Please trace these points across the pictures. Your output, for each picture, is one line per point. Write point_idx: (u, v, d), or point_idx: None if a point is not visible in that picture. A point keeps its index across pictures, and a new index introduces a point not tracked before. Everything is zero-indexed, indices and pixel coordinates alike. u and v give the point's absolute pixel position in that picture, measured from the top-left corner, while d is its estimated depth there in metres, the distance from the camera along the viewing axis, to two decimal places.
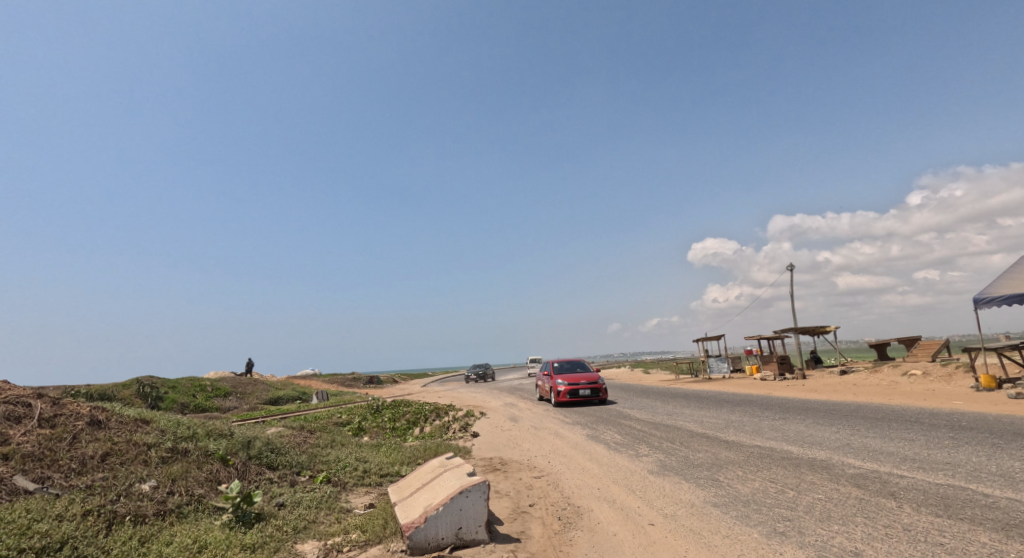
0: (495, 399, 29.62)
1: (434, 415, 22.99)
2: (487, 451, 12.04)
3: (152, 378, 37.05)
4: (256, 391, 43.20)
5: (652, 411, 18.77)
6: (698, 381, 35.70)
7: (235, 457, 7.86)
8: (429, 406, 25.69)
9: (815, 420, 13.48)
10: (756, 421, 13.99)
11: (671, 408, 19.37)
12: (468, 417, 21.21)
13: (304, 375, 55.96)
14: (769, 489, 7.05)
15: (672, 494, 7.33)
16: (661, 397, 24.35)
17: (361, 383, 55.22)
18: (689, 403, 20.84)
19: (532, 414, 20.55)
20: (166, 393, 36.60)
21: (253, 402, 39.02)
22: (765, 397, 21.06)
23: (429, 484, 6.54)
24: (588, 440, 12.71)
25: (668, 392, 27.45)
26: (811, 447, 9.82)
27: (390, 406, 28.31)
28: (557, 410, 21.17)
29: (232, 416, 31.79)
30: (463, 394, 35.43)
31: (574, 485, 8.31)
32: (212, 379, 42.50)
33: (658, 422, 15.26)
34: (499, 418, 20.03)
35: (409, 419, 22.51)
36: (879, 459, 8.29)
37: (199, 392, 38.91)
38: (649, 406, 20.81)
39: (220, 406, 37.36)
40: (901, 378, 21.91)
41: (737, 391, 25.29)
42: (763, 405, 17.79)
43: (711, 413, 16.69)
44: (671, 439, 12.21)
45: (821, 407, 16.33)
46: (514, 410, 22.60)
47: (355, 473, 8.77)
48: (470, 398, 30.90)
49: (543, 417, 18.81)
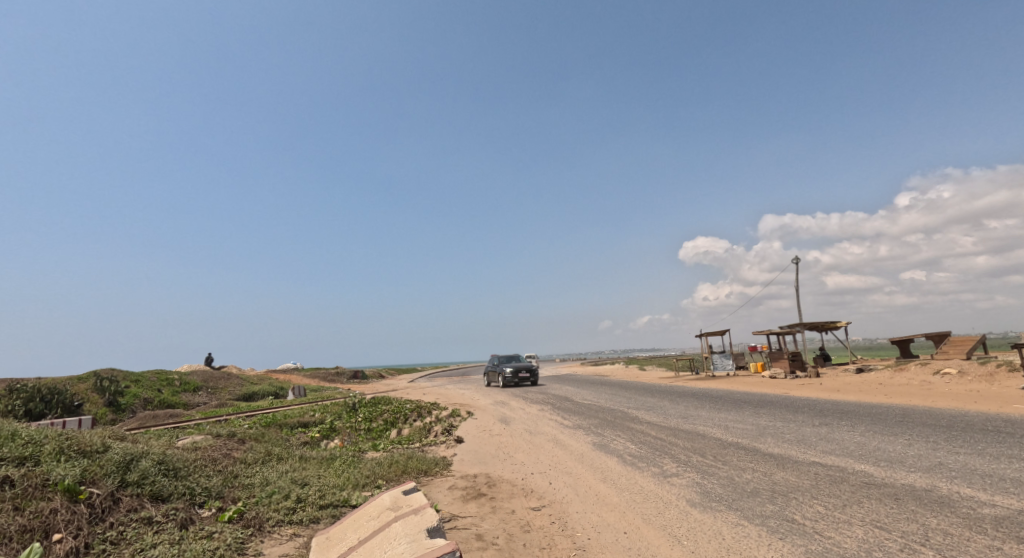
0: (484, 397, 27.29)
1: (416, 415, 20.57)
2: (471, 467, 9.57)
3: (112, 372, 34.32)
4: (229, 386, 40.49)
5: (663, 413, 16.48)
6: (702, 380, 33.42)
7: (94, 488, 5.35)
8: (412, 405, 23.22)
9: (867, 427, 11.19)
10: (794, 428, 11.71)
11: (683, 409, 17.13)
12: (453, 418, 18.78)
13: (284, 369, 53.26)
14: (889, 546, 4.67)
15: (740, 548, 4.96)
16: (667, 396, 22.09)
17: (344, 378, 52.53)
18: (703, 403, 18.48)
19: (526, 415, 18.10)
20: (127, 387, 33.83)
21: (224, 398, 36.31)
22: (785, 397, 18.86)
23: (368, 546, 4.09)
24: (597, 452, 10.32)
25: (673, 390, 25.15)
26: (893, 467, 7.50)
27: (368, 404, 25.69)
28: (552, 411, 18.86)
29: (195, 413, 29.17)
30: (450, 392, 33.01)
31: (589, 528, 5.90)
32: (181, 373, 39.80)
33: (676, 428, 12.87)
34: (487, 418, 17.64)
35: (388, 419, 20.07)
36: (1013, 492, 5.95)
37: (165, 387, 36.15)
38: (659, 406, 18.44)
39: (187, 402, 34.63)
40: (933, 378, 19.78)
41: (749, 391, 23.14)
42: (790, 408, 15.55)
43: (733, 417, 14.43)
44: (701, 450, 9.81)
45: (861, 410, 14.07)
46: (505, 410, 20.12)
47: (281, 506, 6.28)
48: (457, 396, 28.55)
49: (539, 419, 16.36)
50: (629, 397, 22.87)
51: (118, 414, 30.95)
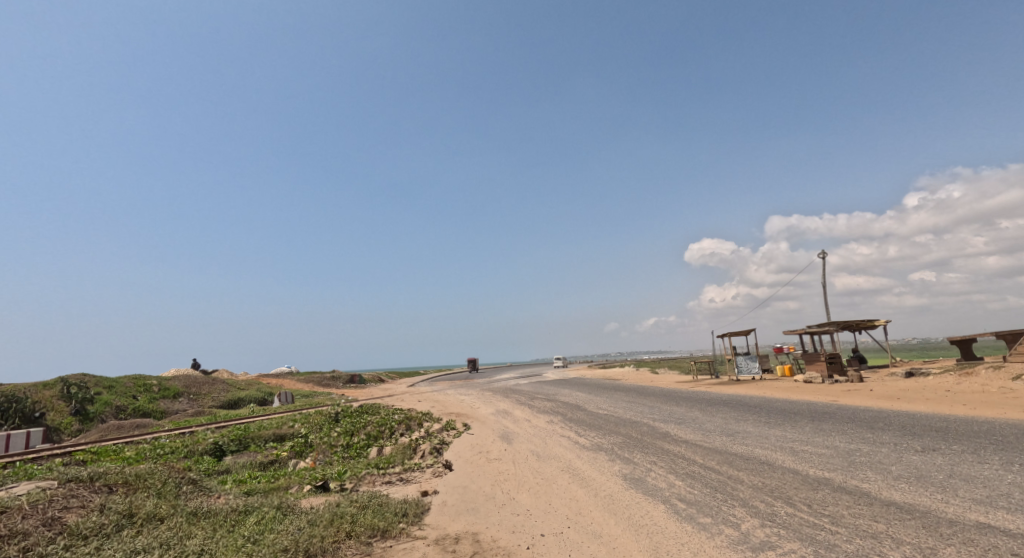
0: (486, 405, 24.41)
1: (403, 428, 17.69)
2: (453, 521, 6.60)
3: (83, 378, 31.88)
4: (213, 392, 37.87)
5: (699, 428, 13.53)
6: (726, 384, 30.27)
7: None
8: (401, 415, 20.33)
9: (998, 456, 8.12)
10: (892, 453, 8.71)
11: (721, 423, 14.18)
12: (445, 432, 15.92)
13: (277, 373, 50.60)
14: None
15: None
16: (694, 404, 19.11)
17: (340, 382, 49.80)
18: (743, 415, 15.44)
19: (532, 430, 15.19)
20: (98, 395, 31.30)
21: (205, 405, 33.70)
22: (839, 408, 15.87)
23: None
24: (631, 494, 7.35)
25: (699, 396, 22.19)
26: None
27: (353, 413, 22.83)
28: (563, 424, 15.95)
29: (166, 423, 26.47)
30: (448, 398, 30.18)
31: None
32: (161, 378, 37.22)
33: (728, 453, 9.84)
34: (486, 434, 14.77)
35: (370, 433, 17.20)
36: None
37: (141, 393, 33.59)
38: (691, 419, 15.42)
39: (163, 410, 32.03)
40: (1013, 384, 16.65)
41: (785, 398, 20.11)
42: (858, 422, 12.55)
43: (791, 435, 11.46)
44: (783, 494, 6.82)
45: (956, 427, 11.05)
46: (508, 423, 17.21)
47: None
48: (456, 404, 25.66)
49: (548, 437, 13.42)
50: (650, 406, 19.91)
51: (86, 423, 28.61)
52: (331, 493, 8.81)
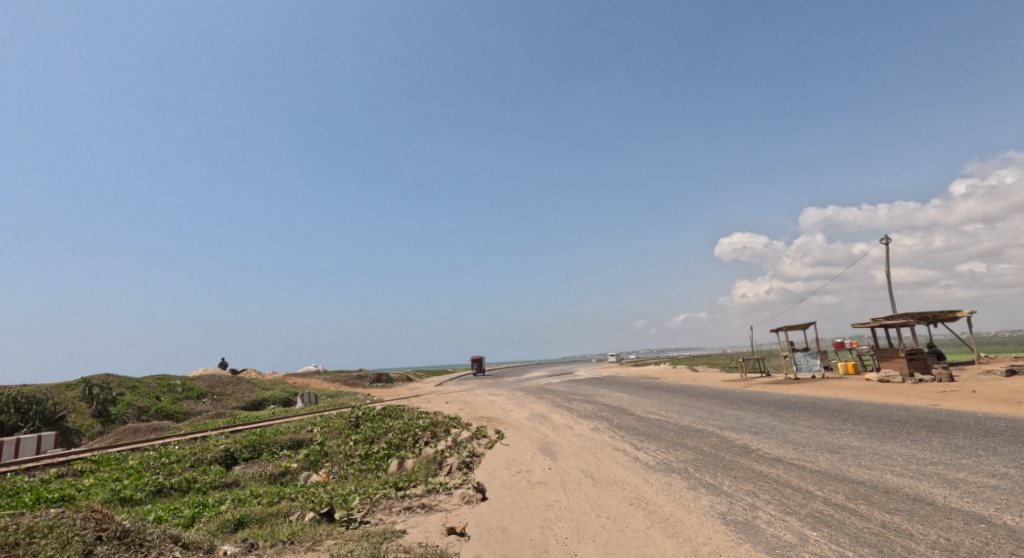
0: (520, 408, 22.27)
1: (428, 435, 15.67)
2: None
3: (106, 378, 31.17)
4: (238, 392, 36.89)
5: (785, 441, 10.99)
6: (784, 384, 27.29)
7: None
8: (427, 420, 18.33)
9: None
10: None
11: (810, 433, 11.61)
12: (476, 443, 13.79)
13: (304, 373, 49.52)
14: None
15: None
16: (763, 408, 16.46)
17: (367, 381, 48.47)
18: (834, 422, 12.77)
19: (578, 441, 12.89)
20: (120, 395, 30.50)
21: (228, 406, 32.62)
22: (950, 414, 13.06)
23: None
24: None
25: (762, 398, 19.49)
26: None
27: (376, 417, 20.98)
28: (612, 434, 13.67)
29: (184, 426, 25.29)
30: (478, 399, 28.11)
31: None
32: (186, 378, 36.42)
33: (853, 482, 7.35)
34: (523, 445, 12.58)
35: (391, 441, 15.25)
36: None
37: (164, 394, 32.73)
38: (768, 427, 12.85)
39: (185, 412, 31.01)
40: None
41: (868, 400, 17.33)
42: (998, 435, 9.85)
43: (920, 453, 8.85)
44: None
45: None
46: (546, 430, 14.98)
47: None
48: (486, 406, 23.64)
49: (598, 453, 11.11)
50: (708, 409, 17.38)
51: (107, 425, 27.72)
52: (331, 549, 6.75)
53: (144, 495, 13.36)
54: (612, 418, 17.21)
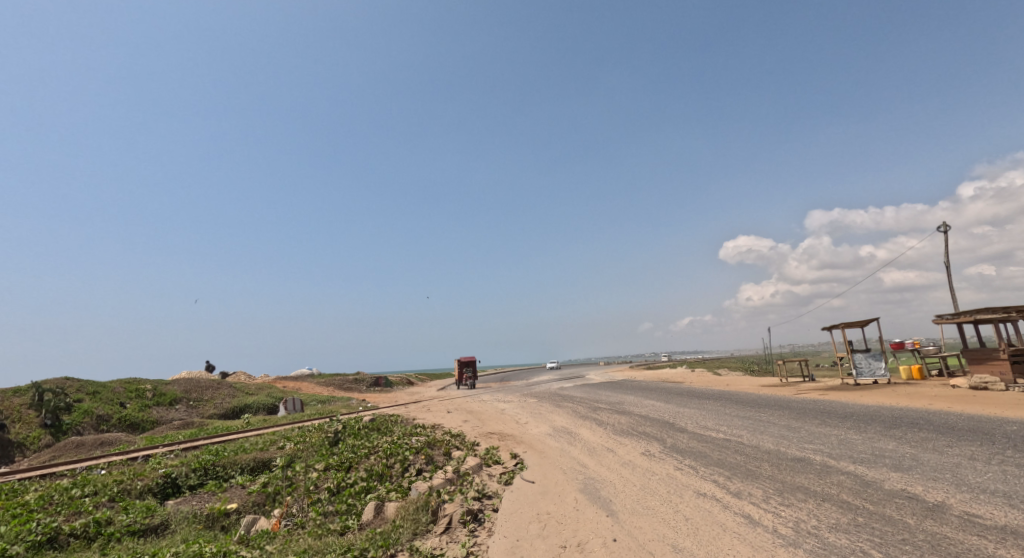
0: (537, 419, 18.40)
1: (422, 461, 11.71)
2: None
3: (63, 383, 27.47)
4: (218, 398, 33.14)
5: (975, 488, 7.00)
6: (844, 390, 23.34)
7: None
8: (422, 437, 14.39)
9: None
10: None
11: (999, 473, 7.60)
12: (486, 478, 9.84)
13: (297, 377, 45.80)
14: None
15: None
16: (863, 426, 12.49)
17: (363, 385, 44.54)
18: (1006, 452, 8.80)
19: (634, 477, 8.94)
20: (79, 402, 26.77)
21: (201, 415, 28.76)
22: None
23: None
24: None
25: (843, 409, 15.54)
26: None
27: (361, 432, 17.07)
28: (677, 465, 9.72)
29: (139, 439, 21.48)
30: (486, 407, 24.29)
31: None
32: (159, 383, 32.67)
33: None
34: (556, 483, 8.64)
35: (372, 469, 11.34)
36: None
37: (131, 400, 28.95)
38: (911, 459, 8.86)
39: (152, 421, 27.20)
40: None
41: (992, 414, 13.39)
42: None
43: None
44: None
45: None
46: (581, 456, 11.05)
47: None
48: (495, 416, 19.79)
49: (680, 505, 7.11)
50: (784, 424, 13.47)
51: (58, 437, 23.98)
52: None
53: (22, 548, 9.48)
54: (661, 435, 13.26)
